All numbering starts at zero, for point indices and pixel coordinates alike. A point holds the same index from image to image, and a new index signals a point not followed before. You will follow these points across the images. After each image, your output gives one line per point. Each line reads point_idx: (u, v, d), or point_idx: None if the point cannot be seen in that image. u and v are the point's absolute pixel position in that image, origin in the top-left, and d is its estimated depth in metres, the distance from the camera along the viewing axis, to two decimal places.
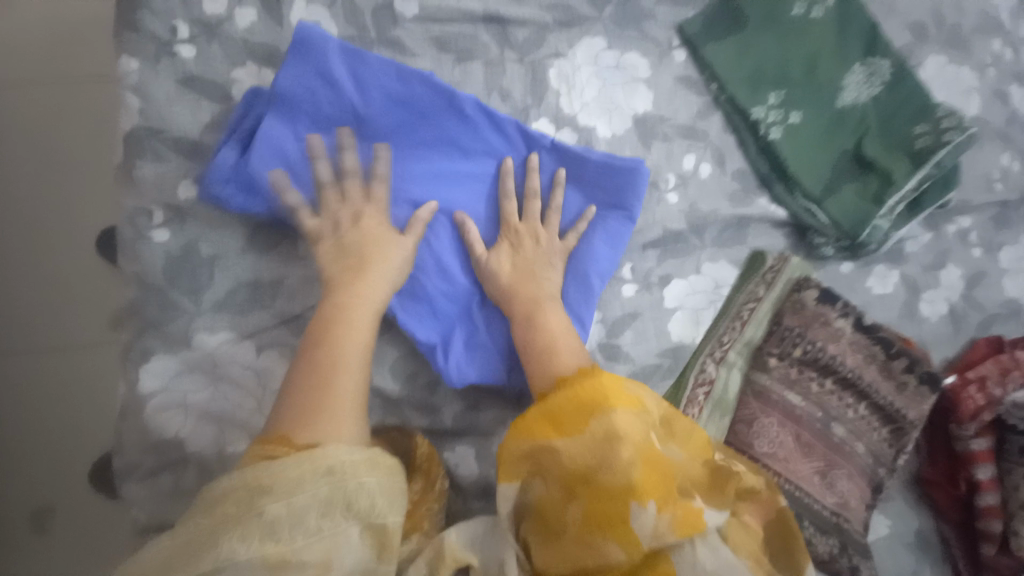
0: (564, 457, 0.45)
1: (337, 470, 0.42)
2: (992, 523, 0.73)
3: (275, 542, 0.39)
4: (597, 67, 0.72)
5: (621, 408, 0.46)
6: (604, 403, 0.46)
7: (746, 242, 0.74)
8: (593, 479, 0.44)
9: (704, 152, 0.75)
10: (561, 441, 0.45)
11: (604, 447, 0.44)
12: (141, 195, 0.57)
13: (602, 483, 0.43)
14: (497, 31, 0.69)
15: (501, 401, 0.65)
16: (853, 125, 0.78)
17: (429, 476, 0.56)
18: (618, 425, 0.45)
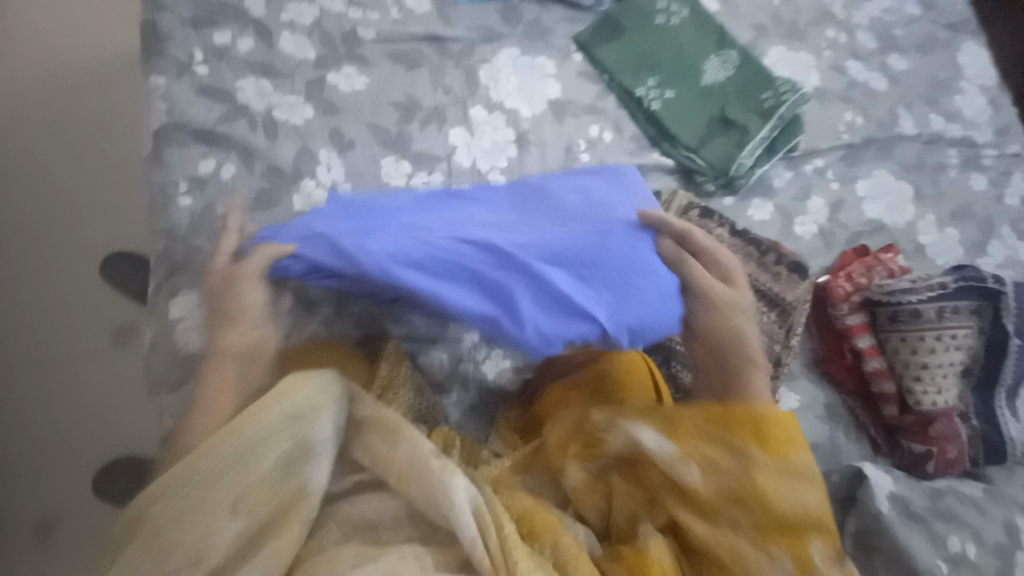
0: (756, 465, 0.53)
1: (166, 486, 0.49)
2: (884, 385, 0.90)
3: (153, 548, 0.47)
4: (515, 68, 0.95)
5: (810, 454, 0.55)
6: (802, 441, 0.55)
7: (647, 184, 0.96)
8: (794, 533, 0.51)
9: (606, 122, 0.97)
10: (759, 449, 0.54)
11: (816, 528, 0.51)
12: (170, 172, 0.74)
13: (805, 549, 0.50)
14: (436, 46, 0.92)
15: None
16: (716, 96, 1.02)
17: (397, 365, 0.72)
18: (809, 462, 0.54)
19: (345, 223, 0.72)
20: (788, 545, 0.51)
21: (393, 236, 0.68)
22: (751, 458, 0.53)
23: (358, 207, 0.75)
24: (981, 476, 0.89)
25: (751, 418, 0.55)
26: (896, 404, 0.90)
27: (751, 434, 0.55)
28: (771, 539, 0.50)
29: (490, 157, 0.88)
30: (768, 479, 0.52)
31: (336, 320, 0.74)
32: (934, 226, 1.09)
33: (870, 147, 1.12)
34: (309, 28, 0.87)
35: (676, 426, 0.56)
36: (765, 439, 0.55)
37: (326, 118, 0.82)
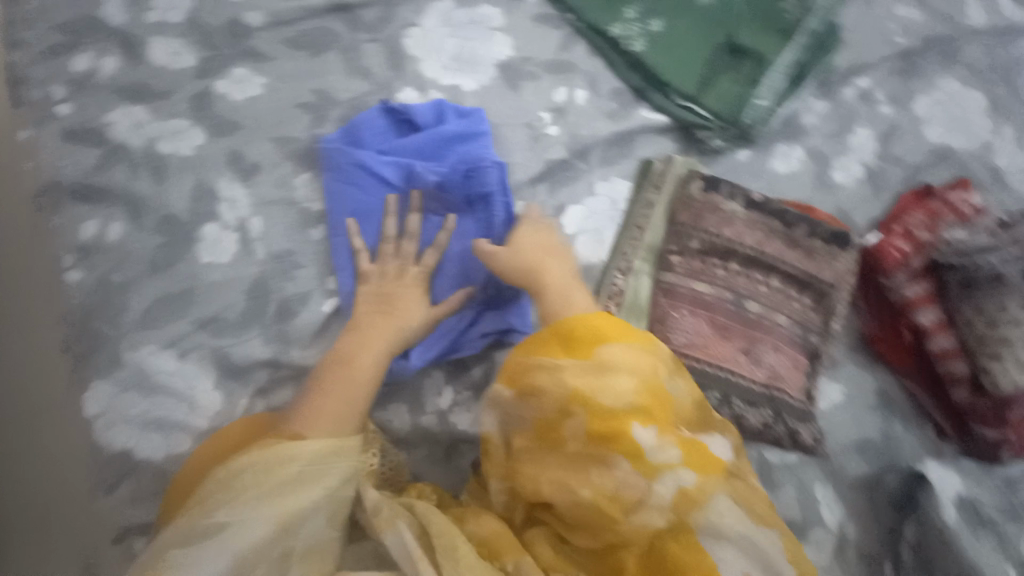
0: (618, 470, 0.47)
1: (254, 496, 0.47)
2: (953, 367, 0.70)
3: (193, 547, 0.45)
4: (448, 28, 0.74)
5: (689, 469, 0.47)
6: (676, 446, 0.48)
7: (634, 154, 0.75)
8: (622, 437, 0.47)
9: (575, 80, 0.76)
10: (607, 451, 0.47)
11: (647, 410, 0.48)
12: (52, 244, 0.63)
13: (631, 440, 0.47)
14: (344, 17, 0.73)
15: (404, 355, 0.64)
16: (721, 18, 0.77)
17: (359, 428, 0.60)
18: (675, 481, 0.47)
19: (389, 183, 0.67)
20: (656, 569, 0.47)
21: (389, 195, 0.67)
22: (600, 475, 0.47)
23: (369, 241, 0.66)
24: None
25: (599, 419, 0.48)
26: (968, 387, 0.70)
27: (602, 437, 0.47)
28: (615, 461, 0.47)
29: None
30: (575, 384, 0.49)
31: (273, 388, 0.63)
32: (1017, 144, 0.83)
33: (931, 49, 0.85)
34: (184, 27, 0.70)
35: (531, 428, 0.50)
36: (619, 442, 0.47)
37: (221, 140, 0.68)
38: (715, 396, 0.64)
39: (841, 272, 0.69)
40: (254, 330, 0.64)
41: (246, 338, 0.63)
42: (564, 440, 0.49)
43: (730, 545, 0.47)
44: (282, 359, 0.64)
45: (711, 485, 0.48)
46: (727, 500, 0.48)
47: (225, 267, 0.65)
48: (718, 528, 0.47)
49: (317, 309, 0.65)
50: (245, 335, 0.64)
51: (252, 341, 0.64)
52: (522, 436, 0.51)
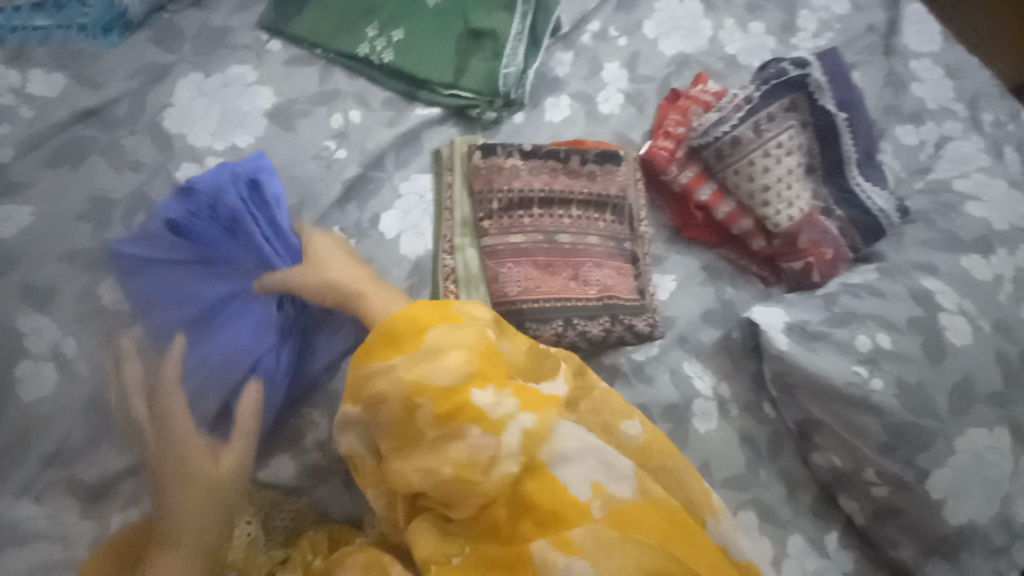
0: (471, 436, 0.51)
1: None
2: (743, 223, 0.81)
3: None
4: (204, 96, 0.77)
5: (529, 412, 0.53)
6: (517, 398, 0.53)
7: (424, 148, 0.81)
8: (464, 406, 0.51)
9: (346, 103, 0.81)
10: (455, 421, 0.51)
11: (481, 375, 0.53)
12: None
13: (473, 406, 0.52)
14: (97, 121, 0.74)
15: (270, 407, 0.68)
16: (453, 10, 0.85)
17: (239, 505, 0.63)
18: (520, 427, 0.52)
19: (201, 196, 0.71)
20: (524, 509, 0.51)
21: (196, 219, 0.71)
22: (453, 447, 0.51)
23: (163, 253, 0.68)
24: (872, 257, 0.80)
25: (439, 398, 0.51)
26: (762, 234, 0.81)
27: (446, 412, 0.51)
28: (463, 429, 0.51)
29: None
30: (409, 374, 0.52)
31: (140, 496, 0.61)
32: (738, 30, 0.98)
33: None
34: None
35: (382, 430, 0.53)
36: (461, 412, 0.51)
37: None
38: (559, 323, 0.71)
39: (625, 181, 0.79)
40: (108, 445, 0.63)
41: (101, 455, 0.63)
42: (419, 428, 0.52)
43: (580, 467, 0.52)
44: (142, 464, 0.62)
45: (551, 418, 0.54)
46: (570, 427, 0.54)
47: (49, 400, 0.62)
48: (567, 452, 0.52)
49: None
50: (100, 453, 0.63)
51: (109, 455, 0.63)
52: (383, 431, 0.53)
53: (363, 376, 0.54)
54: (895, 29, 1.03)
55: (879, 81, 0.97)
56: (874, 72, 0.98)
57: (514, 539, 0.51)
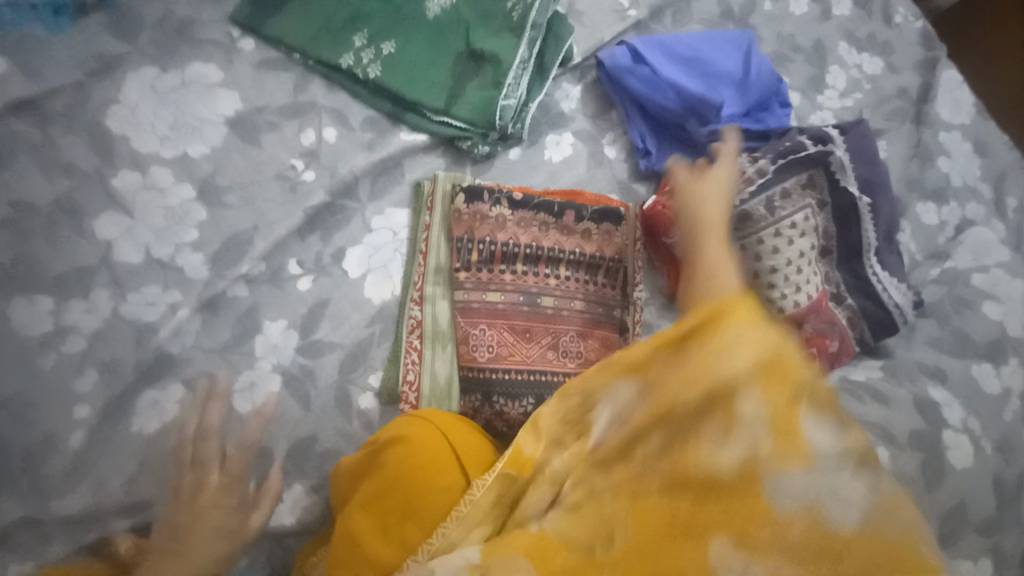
0: (750, 405, 0.43)
1: None
2: None
3: None
4: (159, 96, 0.69)
5: (809, 419, 0.43)
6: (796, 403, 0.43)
7: (404, 179, 0.74)
8: (726, 394, 0.43)
9: (321, 119, 0.73)
10: (725, 397, 0.44)
11: (767, 375, 0.43)
12: None
13: (740, 395, 0.43)
14: (31, 113, 0.65)
15: (201, 466, 0.55)
16: (452, 29, 0.77)
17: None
18: (813, 442, 0.43)
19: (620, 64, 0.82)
20: (727, 522, 0.43)
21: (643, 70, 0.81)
22: (686, 427, 0.45)
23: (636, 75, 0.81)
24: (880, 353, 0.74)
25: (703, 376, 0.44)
26: None
27: (714, 390, 0.44)
28: (721, 397, 0.44)
29: (165, 237, 0.64)
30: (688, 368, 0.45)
31: (29, 553, 0.54)
32: None
33: (660, 17, 0.91)
34: None
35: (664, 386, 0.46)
36: (732, 396, 0.43)
37: None
38: (530, 401, 0.63)
39: (620, 240, 0.71)
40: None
41: None
42: (686, 399, 0.45)
43: (825, 499, 0.42)
44: (36, 515, 0.54)
45: (805, 442, 0.42)
46: (810, 476, 0.42)
47: None
48: (792, 479, 0.42)
49: (67, 443, 0.56)
50: None
51: None
52: (642, 418, 0.47)
53: (603, 377, 0.50)
54: (926, 95, 0.95)
55: (903, 153, 0.90)
56: (898, 143, 0.91)
57: (685, 537, 0.44)
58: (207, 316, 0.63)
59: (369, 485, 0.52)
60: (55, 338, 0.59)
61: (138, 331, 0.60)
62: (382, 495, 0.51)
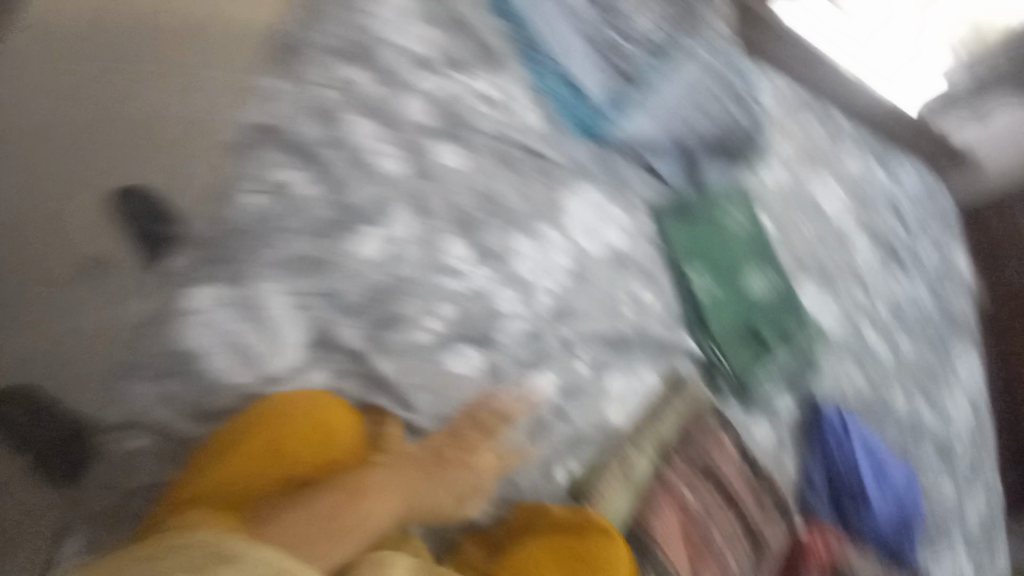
0: None
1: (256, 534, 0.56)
2: None
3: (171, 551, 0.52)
4: (593, 211, 1.01)
5: None
6: None
7: (673, 364, 0.96)
8: None
9: (654, 289, 1.01)
10: None
11: None
12: (246, 170, 0.75)
13: None
14: (532, 159, 0.98)
15: (477, 430, 0.76)
16: (754, 308, 1.05)
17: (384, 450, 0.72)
18: None
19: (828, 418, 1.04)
20: None
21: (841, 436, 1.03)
22: None
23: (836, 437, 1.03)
24: None
25: None
26: None
27: None
28: None
29: (540, 279, 0.92)
30: None
31: (342, 371, 0.75)
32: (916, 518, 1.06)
33: (870, 411, 1.14)
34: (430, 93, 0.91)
35: None
36: None
37: (411, 180, 0.86)
38: None
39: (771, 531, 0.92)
40: (356, 321, 0.78)
41: (349, 322, 0.77)
42: None
43: None
44: (366, 355, 0.77)
45: None
46: None
47: (367, 264, 0.80)
48: None
49: (411, 333, 0.80)
50: (349, 319, 0.77)
51: (352, 328, 0.77)
52: None
53: None
54: None
55: None
56: None
57: None
58: (524, 341, 0.87)
59: (569, 540, 0.73)
60: (454, 274, 0.86)
61: (488, 311, 0.87)
62: (567, 553, 0.72)
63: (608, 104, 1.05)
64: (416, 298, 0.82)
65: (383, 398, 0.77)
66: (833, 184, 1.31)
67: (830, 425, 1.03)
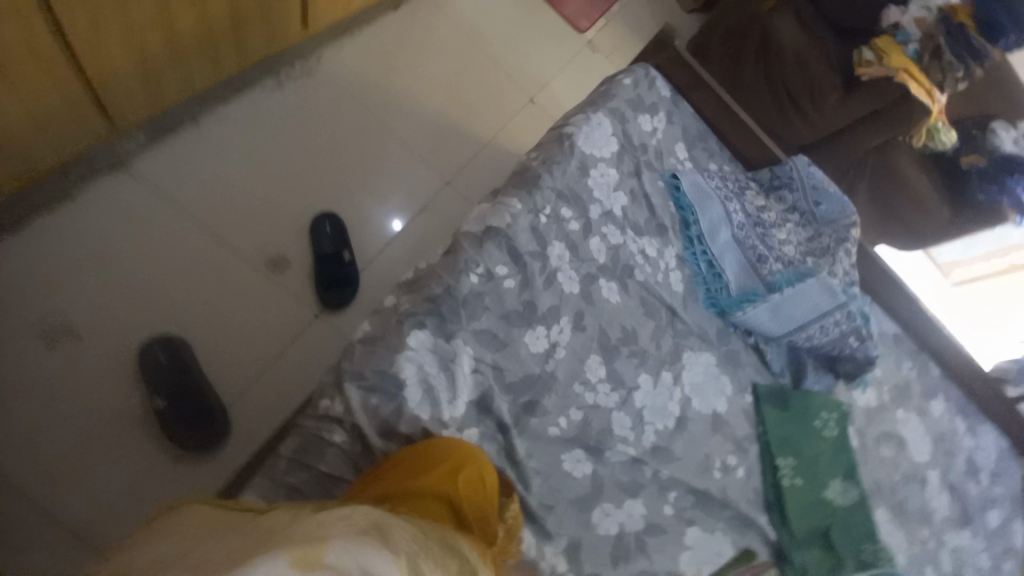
0: None
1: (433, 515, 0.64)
2: None
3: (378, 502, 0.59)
4: (706, 371, 1.18)
5: None
6: None
7: (743, 536, 1.04)
8: None
9: (742, 461, 1.12)
10: None
11: None
12: (479, 257, 1.00)
13: None
14: (670, 316, 1.20)
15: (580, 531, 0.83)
16: (827, 516, 1.10)
17: (510, 536, 0.74)
18: None
19: None
20: None
21: None
22: None
23: None
24: None
25: None
26: None
27: None
28: None
29: (655, 414, 1.06)
30: None
31: (487, 435, 0.89)
32: None
33: None
34: (612, 246, 1.19)
35: None
36: None
37: (580, 302, 1.09)
38: None
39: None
40: (509, 399, 0.93)
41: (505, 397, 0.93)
42: None
43: None
44: (509, 429, 0.90)
45: None
46: None
47: (531, 356, 0.98)
48: None
49: (545, 423, 0.95)
50: (506, 394, 0.93)
51: (505, 402, 0.92)
52: None
53: None
54: None
55: None
56: None
57: None
58: (627, 466, 0.98)
59: None
60: (589, 387, 1.02)
61: (606, 426, 1.00)
62: None
63: (746, 294, 1.28)
64: (554, 393, 0.98)
65: (510, 471, 0.89)
66: (913, 426, 1.48)
67: None
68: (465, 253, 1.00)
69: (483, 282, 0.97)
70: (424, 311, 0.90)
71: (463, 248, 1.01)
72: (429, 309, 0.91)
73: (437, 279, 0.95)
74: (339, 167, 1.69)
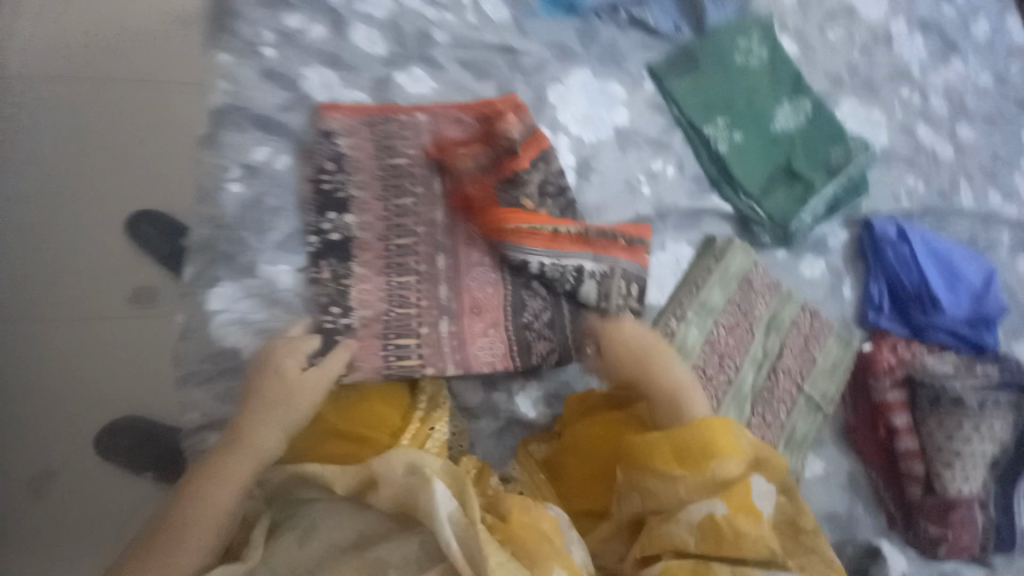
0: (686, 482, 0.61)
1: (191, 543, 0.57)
2: (912, 465, 0.85)
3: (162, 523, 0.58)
4: (585, 91, 0.93)
5: (728, 456, 0.61)
6: (712, 451, 0.61)
7: (701, 229, 0.91)
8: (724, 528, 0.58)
9: (669, 158, 0.94)
10: (690, 475, 0.61)
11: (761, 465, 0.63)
12: (224, 156, 0.74)
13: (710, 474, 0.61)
14: (509, 58, 0.91)
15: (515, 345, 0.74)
16: (784, 146, 0.98)
17: (434, 399, 0.72)
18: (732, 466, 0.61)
19: (890, 231, 0.99)
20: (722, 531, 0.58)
21: (900, 246, 0.98)
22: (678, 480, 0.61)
23: (903, 248, 0.97)
24: (983, 565, 0.84)
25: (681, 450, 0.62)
26: (921, 485, 0.85)
27: (672, 456, 0.62)
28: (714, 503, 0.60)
29: None
30: (690, 495, 0.61)
31: None
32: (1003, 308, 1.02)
33: (926, 217, 1.07)
34: (384, 23, 0.86)
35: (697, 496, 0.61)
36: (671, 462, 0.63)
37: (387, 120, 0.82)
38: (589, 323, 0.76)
39: (828, 352, 0.90)
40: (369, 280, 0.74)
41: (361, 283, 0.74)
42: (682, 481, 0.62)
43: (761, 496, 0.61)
44: None
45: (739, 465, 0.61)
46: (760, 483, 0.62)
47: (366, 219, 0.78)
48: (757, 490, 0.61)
49: None
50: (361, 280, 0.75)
51: None
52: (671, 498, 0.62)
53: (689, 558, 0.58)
54: None
55: None
56: None
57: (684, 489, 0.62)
58: None
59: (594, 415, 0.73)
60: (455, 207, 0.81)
61: None
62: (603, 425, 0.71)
63: None
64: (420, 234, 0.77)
65: None
66: None
67: (893, 235, 0.98)
68: (204, 163, 0.74)
69: (248, 182, 0.74)
70: (206, 261, 0.71)
71: (199, 158, 0.75)
72: (210, 256, 0.72)
73: (199, 218, 0.73)
74: (36, 105, 1.00)
